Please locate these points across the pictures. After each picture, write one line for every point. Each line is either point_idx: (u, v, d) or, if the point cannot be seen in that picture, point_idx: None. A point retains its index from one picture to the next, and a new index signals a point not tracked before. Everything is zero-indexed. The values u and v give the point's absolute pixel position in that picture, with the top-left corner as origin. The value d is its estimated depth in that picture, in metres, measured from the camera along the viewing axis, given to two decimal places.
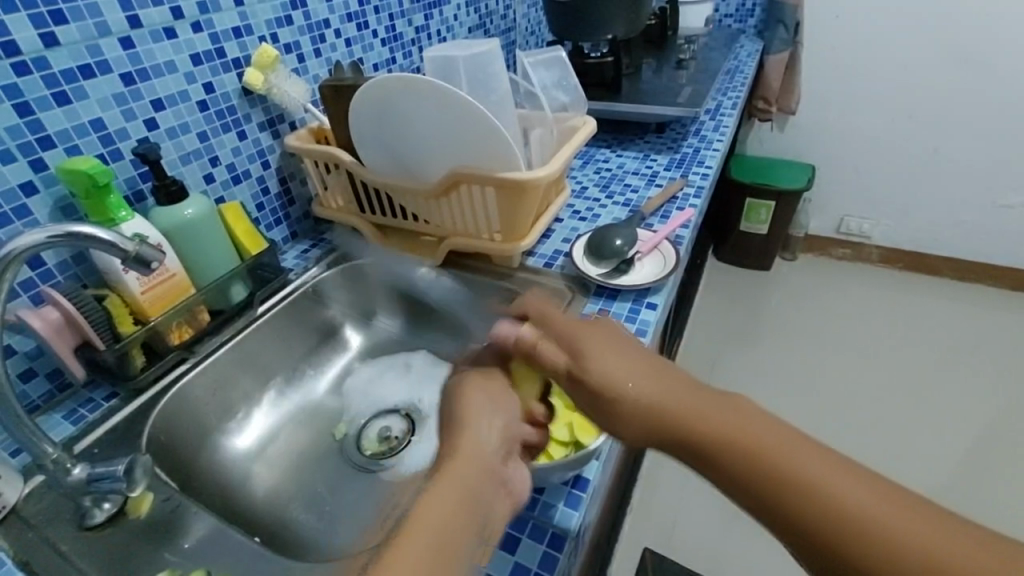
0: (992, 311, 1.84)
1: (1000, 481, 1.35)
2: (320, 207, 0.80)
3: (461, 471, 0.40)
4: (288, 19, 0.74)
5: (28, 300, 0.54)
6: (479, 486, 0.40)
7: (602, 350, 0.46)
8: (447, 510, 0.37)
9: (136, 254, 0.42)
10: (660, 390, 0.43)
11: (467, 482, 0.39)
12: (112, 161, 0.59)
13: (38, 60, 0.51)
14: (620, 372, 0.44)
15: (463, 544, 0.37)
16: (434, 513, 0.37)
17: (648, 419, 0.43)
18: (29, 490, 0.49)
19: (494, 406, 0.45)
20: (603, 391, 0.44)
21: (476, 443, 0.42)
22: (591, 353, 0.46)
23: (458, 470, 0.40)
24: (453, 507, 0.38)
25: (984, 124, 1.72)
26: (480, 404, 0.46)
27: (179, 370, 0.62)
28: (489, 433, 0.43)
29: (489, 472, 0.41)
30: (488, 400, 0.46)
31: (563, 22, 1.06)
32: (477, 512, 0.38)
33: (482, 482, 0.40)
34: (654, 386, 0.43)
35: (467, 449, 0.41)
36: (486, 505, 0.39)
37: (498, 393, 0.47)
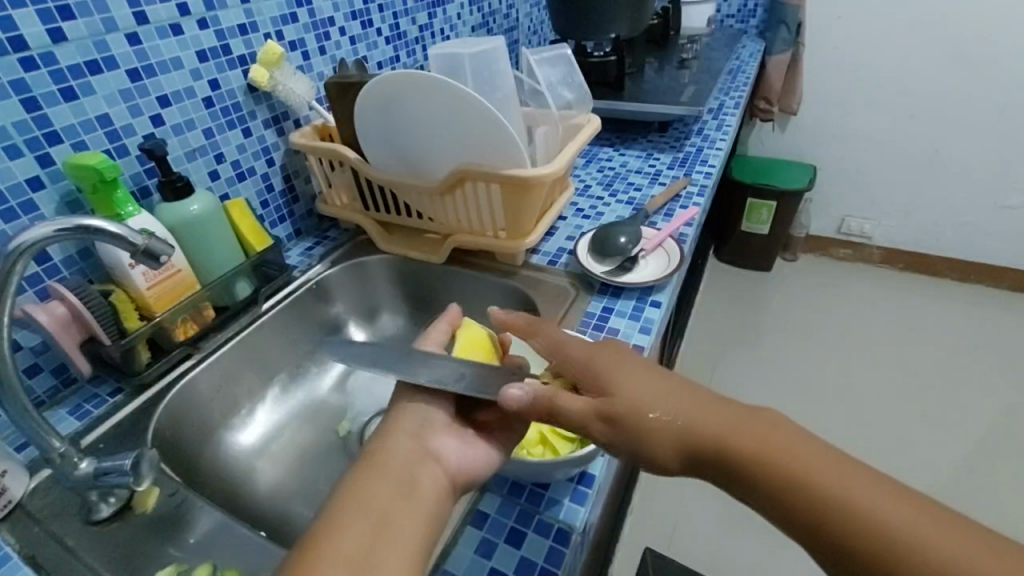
0: (993, 311, 1.84)
1: (1001, 481, 1.35)
2: (324, 204, 0.80)
3: (382, 461, 0.39)
4: (293, 16, 0.74)
5: (34, 295, 0.54)
6: (404, 472, 0.39)
7: (625, 375, 0.43)
8: (374, 498, 0.37)
9: (146, 248, 0.42)
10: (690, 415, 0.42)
11: (390, 473, 0.39)
12: (118, 156, 0.59)
13: (45, 55, 0.51)
14: (647, 397, 0.42)
15: (398, 527, 0.36)
16: (360, 504, 0.36)
17: (673, 437, 0.41)
18: (34, 485, 0.49)
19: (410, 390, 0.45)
20: (630, 423, 0.41)
21: (394, 436, 0.42)
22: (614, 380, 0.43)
23: (378, 463, 0.39)
24: (382, 495, 0.37)
25: (985, 125, 1.72)
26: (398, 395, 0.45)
27: (184, 366, 0.62)
28: (410, 419, 0.43)
29: (411, 455, 0.40)
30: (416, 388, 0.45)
31: (567, 21, 1.07)
32: (406, 492, 0.38)
33: (406, 467, 0.40)
34: (684, 409, 0.42)
35: (385, 444, 0.41)
36: (418, 484, 0.39)
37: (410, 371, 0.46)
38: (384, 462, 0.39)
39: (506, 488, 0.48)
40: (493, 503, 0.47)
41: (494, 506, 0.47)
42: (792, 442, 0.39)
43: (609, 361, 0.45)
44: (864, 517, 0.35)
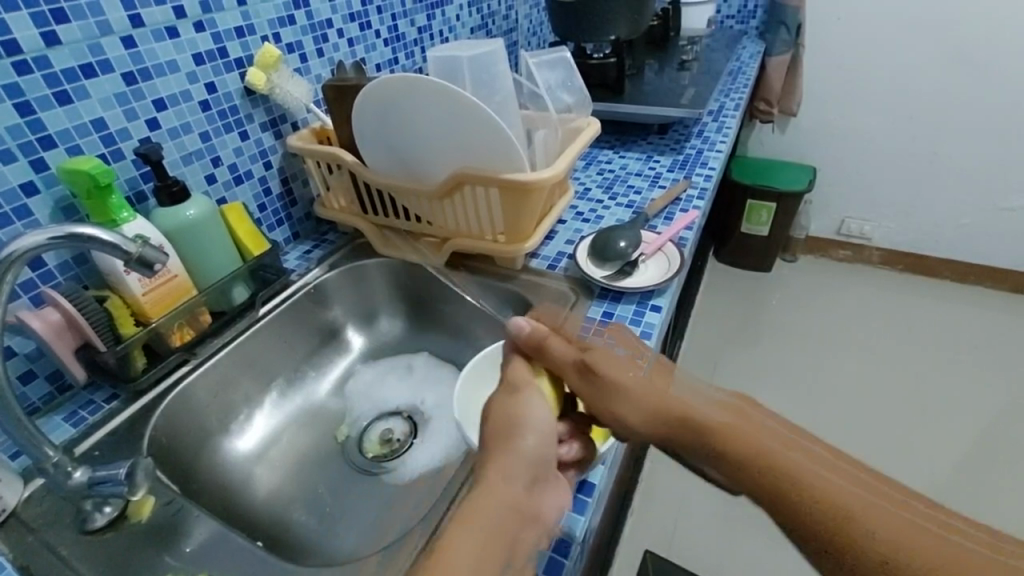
0: (992, 312, 1.84)
1: (1001, 483, 1.34)
2: (322, 207, 0.80)
3: (496, 515, 0.38)
4: (290, 18, 0.74)
5: (28, 302, 0.54)
6: (511, 528, 0.38)
7: (611, 365, 0.51)
8: (484, 558, 0.36)
9: (140, 256, 0.42)
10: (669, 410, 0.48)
11: (500, 530, 0.37)
12: (113, 161, 0.59)
13: (39, 59, 0.51)
14: (626, 382, 0.50)
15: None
16: (475, 561, 0.35)
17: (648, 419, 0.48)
18: (28, 494, 0.49)
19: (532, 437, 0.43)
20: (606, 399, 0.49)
21: (510, 483, 0.40)
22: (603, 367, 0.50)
23: (492, 515, 0.38)
24: (491, 555, 0.36)
25: (985, 126, 1.72)
26: (514, 434, 0.43)
27: (180, 372, 0.62)
28: (525, 468, 0.41)
29: (521, 512, 0.39)
30: (527, 432, 0.43)
31: (566, 23, 1.06)
32: (510, 555, 0.37)
33: (516, 524, 0.38)
34: (660, 394, 0.49)
35: (500, 491, 0.39)
36: (517, 543, 0.38)
37: (527, 418, 0.44)
38: (490, 514, 0.38)
39: None
40: None
41: None
42: (758, 429, 0.45)
43: (601, 351, 0.52)
44: (840, 508, 0.39)
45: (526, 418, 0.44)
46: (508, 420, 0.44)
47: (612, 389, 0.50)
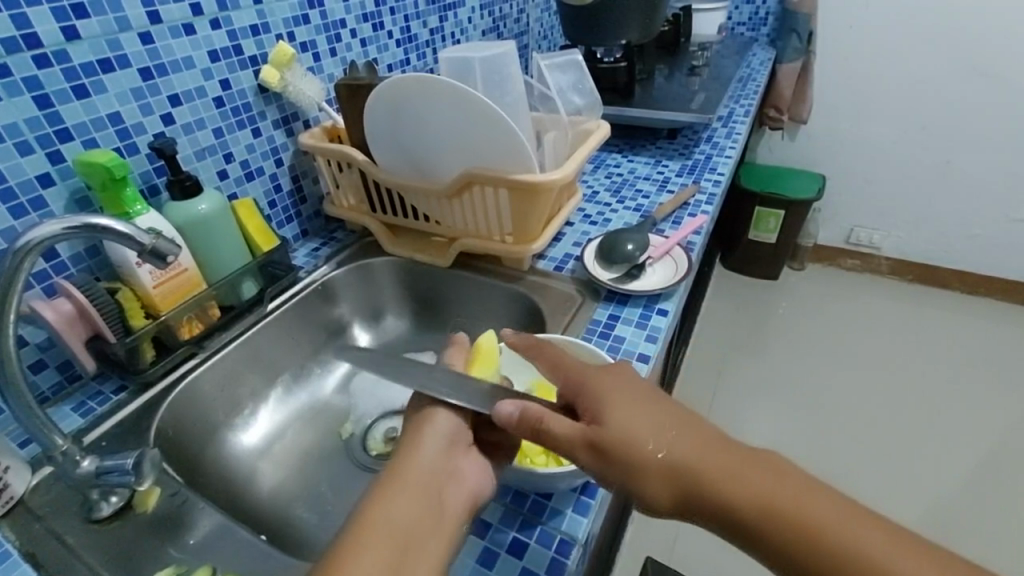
0: (1003, 325, 1.82)
1: (1009, 498, 1.33)
2: (331, 206, 0.81)
3: (408, 478, 0.39)
4: (305, 18, 0.75)
5: (41, 292, 0.54)
6: (428, 488, 0.39)
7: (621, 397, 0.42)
8: (398, 511, 0.37)
9: (153, 247, 0.42)
10: (673, 432, 0.40)
11: (416, 491, 0.39)
12: (128, 154, 0.59)
13: (59, 53, 0.52)
14: (640, 423, 0.40)
15: (420, 546, 0.37)
16: (382, 519, 0.37)
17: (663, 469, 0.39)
18: (36, 482, 0.49)
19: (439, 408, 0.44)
20: (619, 450, 0.39)
21: (422, 449, 0.42)
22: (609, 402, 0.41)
23: (404, 478, 0.39)
24: (409, 516, 0.37)
25: (999, 137, 1.70)
26: (426, 407, 0.45)
27: (189, 365, 0.62)
28: (432, 437, 0.43)
29: (438, 471, 0.41)
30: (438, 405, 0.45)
31: (578, 27, 1.07)
32: (431, 515, 0.38)
33: (434, 484, 0.40)
34: (678, 441, 0.39)
35: (413, 457, 0.41)
36: (436, 505, 0.39)
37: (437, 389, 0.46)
38: (402, 478, 0.39)
39: (508, 496, 0.48)
40: (495, 512, 0.47)
41: (496, 515, 0.46)
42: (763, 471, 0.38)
43: (610, 385, 0.43)
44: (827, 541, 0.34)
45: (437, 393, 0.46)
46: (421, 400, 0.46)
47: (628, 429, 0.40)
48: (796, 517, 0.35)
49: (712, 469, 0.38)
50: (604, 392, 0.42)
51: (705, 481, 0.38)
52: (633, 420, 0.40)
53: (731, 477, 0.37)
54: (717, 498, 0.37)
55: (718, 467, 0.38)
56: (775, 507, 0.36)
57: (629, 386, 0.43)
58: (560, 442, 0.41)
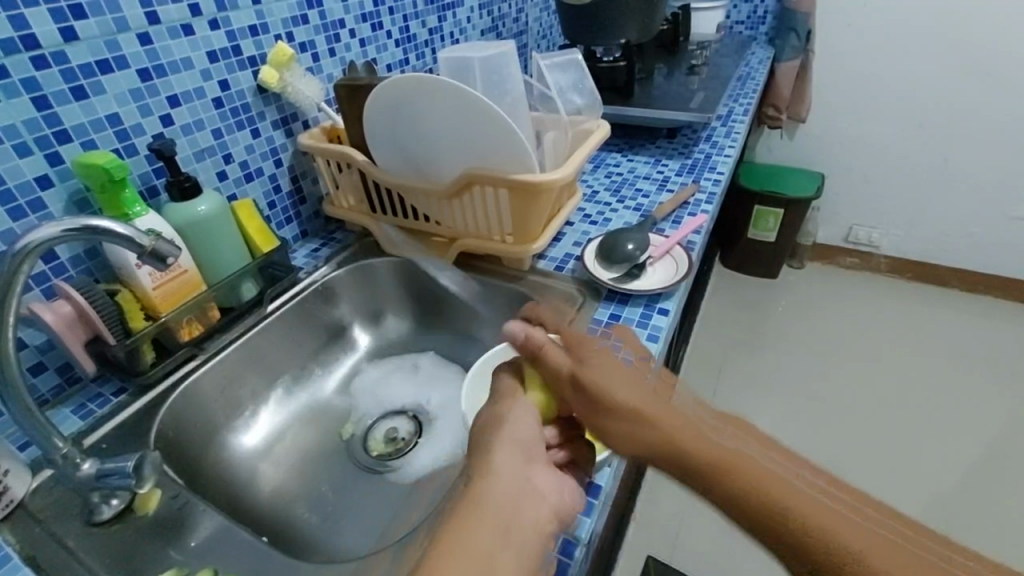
0: (1001, 323, 1.82)
1: (1008, 495, 1.33)
2: (331, 206, 0.80)
3: (488, 499, 0.36)
4: (304, 18, 0.74)
5: (40, 294, 0.54)
6: (507, 509, 0.36)
7: (601, 360, 0.47)
8: (477, 538, 0.33)
9: (153, 249, 0.42)
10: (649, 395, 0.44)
11: (496, 512, 0.35)
12: (127, 156, 0.59)
13: (57, 54, 0.51)
14: (619, 381, 0.45)
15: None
16: (463, 547, 0.33)
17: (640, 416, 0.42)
18: (36, 485, 0.49)
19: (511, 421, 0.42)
20: (597, 394, 0.44)
21: (499, 468, 0.38)
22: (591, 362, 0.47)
23: (482, 503, 0.35)
24: (487, 538, 0.34)
25: (997, 135, 1.70)
26: (498, 421, 0.42)
27: (188, 366, 0.62)
28: (507, 454, 0.39)
29: (518, 488, 0.37)
30: (508, 418, 0.42)
31: (577, 26, 1.06)
32: (511, 540, 0.35)
33: (514, 503, 0.36)
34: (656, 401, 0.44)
35: (491, 472, 0.37)
36: (514, 528, 0.35)
37: (508, 408, 0.43)
38: (482, 502, 0.35)
39: None
40: None
41: None
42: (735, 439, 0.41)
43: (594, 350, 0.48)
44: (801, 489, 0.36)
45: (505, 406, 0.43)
46: (491, 413, 0.43)
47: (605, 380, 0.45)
48: (761, 470, 0.37)
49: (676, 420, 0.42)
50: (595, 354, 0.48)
51: (669, 431, 0.41)
52: (617, 379, 0.45)
53: (695, 431, 0.41)
54: (689, 442, 0.40)
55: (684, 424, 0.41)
56: (737, 458, 0.38)
57: (620, 361, 0.48)
58: (551, 377, 0.47)
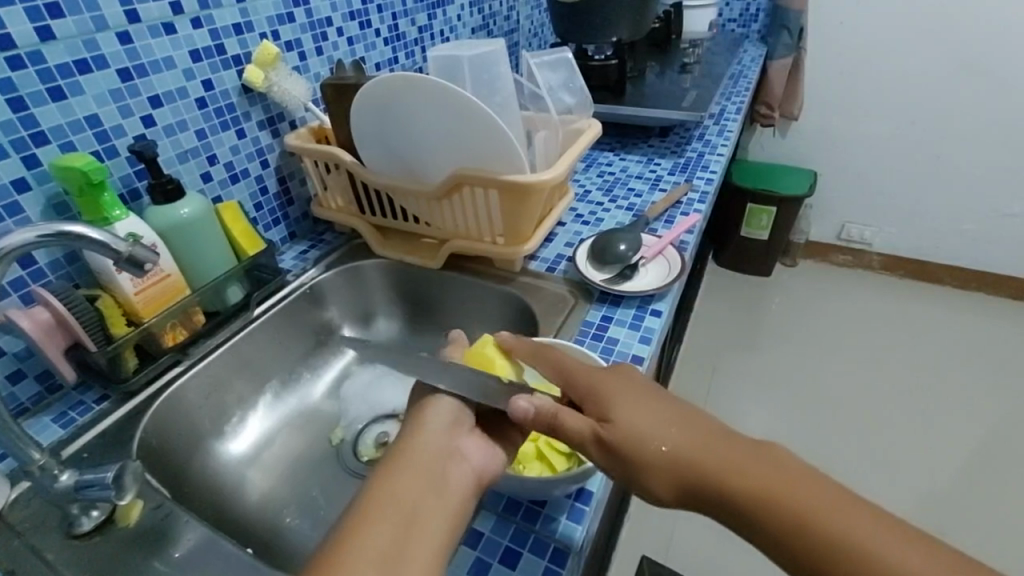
0: (993, 320, 1.83)
1: (1000, 491, 1.34)
2: (319, 207, 0.79)
3: (408, 458, 0.39)
4: (290, 16, 0.73)
5: (18, 300, 0.53)
6: (429, 469, 0.39)
7: (626, 404, 0.42)
8: (398, 485, 0.37)
9: (130, 255, 0.41)
10: (676, 422, 0.41)
11: (417, 472, 0.38)
12: (107, 158, 0.58)
13: (33, 54, 0.50)
14: (648, 431, 0.41)
15: (421, 520, 0.36)
16: (382, 494, 0.36)
17: (670, 472, 0.39)
18: (15, 496, 0.48)
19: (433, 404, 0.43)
20: (628, 450, 0.40)
21: (425, 428, 0.42)
22: (614, 409, 0.42)
23: (408, 455, 0.39)
24: (409, 492, 0.37)
25: (988, 132, 1.71)
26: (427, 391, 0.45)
27: (172, 373, 0.61)
28: (432, 416, 0.43)
29: (439, 450, 0.40)
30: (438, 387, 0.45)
31: (568, 24, 1.05)
32: (433, 489, 0.38)
33: (432, 459, 0.39)
34: (684, 440, 0.40)
35: (412, 438, 0.41)
36: (437, 480, 0.38)
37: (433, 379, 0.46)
38: (405, 456, 0.39)
39: (501, 504, 0.47)
40: (487, 521, 0.46)
41: (488, 524, 0.45)
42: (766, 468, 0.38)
43: (613, 386, 0.44)
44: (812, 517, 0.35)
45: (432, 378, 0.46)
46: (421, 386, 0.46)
47: (638, 436, 0.40)
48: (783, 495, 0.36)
49: (704, 452, 0.39)
50: (611, 393, 0.43)
51: (703, 468, 0.38)
52: (643, 422, 0.41)
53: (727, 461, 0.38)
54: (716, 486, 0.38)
55: (718, 454, 0.39)
56: (766, 490, 0.36)
57: (641, 391, 0.43)
58: (573, 439, 0.42)
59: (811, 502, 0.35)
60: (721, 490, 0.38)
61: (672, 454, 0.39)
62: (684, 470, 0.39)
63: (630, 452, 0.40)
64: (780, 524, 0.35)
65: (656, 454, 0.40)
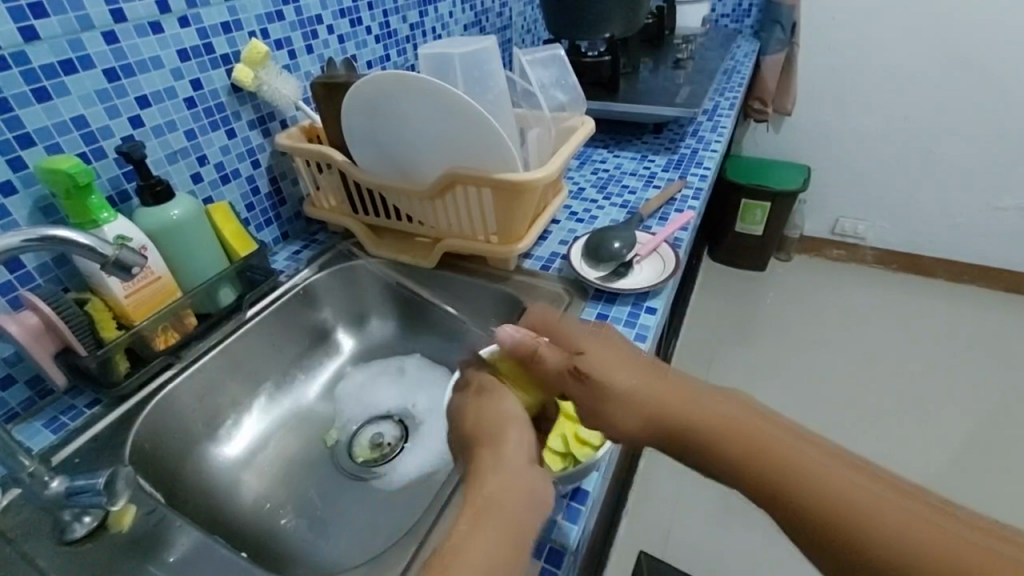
0: (986, 312, 1.84)
1: (993, 482, 1.35)
2: (312, 207, 0.79)
3: (494, 506, 0.36)
4: (279, 14, 0.72)
5: (6, 304, 0.52)
6: (529, 493, 0.38)
7: (598, 348, 0.46)
8: (486, 537, 0.34)
9: (116, 258, 0.41)
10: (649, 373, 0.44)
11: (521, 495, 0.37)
12: (95, 159, 0.57)
13: (17, 54, 0.49)
14: (617, 368, 0.45)
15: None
16: (470, 549, 0.33)
17: (640, 411, 0.42)
18: (5, 503, 0.47)
19: (511, 445, 0.41)
20: (597, 382, 0.44)
21: (507, 471, 0.39)
22: (587, 350, 0.46)
23: (493, 503, 0.36)
24: (495, 547, 0.34)
25: (979, 126, 1.72)
26: (502, 428, 0.42)
27: (164, 376, 0.60)
28: (512, 458, 0.40)
29: (540, 474, 0.39)
30: (513, 425, 0.43)
31: (561, 21, 1.05)
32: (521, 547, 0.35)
33: (517, 508, 0.37)
34: (650, 380, 0.44)
35: (494, 482, 0.38)
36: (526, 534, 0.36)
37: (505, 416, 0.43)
38: (490, 503, 0.36)
39: None
40: None
41: None
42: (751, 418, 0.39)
43: (589, 334, 0.48)
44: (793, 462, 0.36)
45: (506, 417, 0.43)
46: (491, 422, 0.43)
47: (607, 371, 0.44)
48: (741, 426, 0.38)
49: (671, 392, 0.42)
50: (587, 338, 0.47)
51: (670, 404, 0.42)
52: (612, 363, 0.45)
53: (691, 398, 0.41)
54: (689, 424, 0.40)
55: (684, 395, 0.42)
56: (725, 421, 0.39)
57: (619, 348, 0.47)
58: (547, 373, 0.47)
59: (768, 436, 0.37)
60: (687, 423, 0.40)
61: (637, 389, 0.43)
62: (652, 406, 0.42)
63: (604, 392, 0.44)
64: (755, 467, 0.36)
65: (623, 388, 0.43)
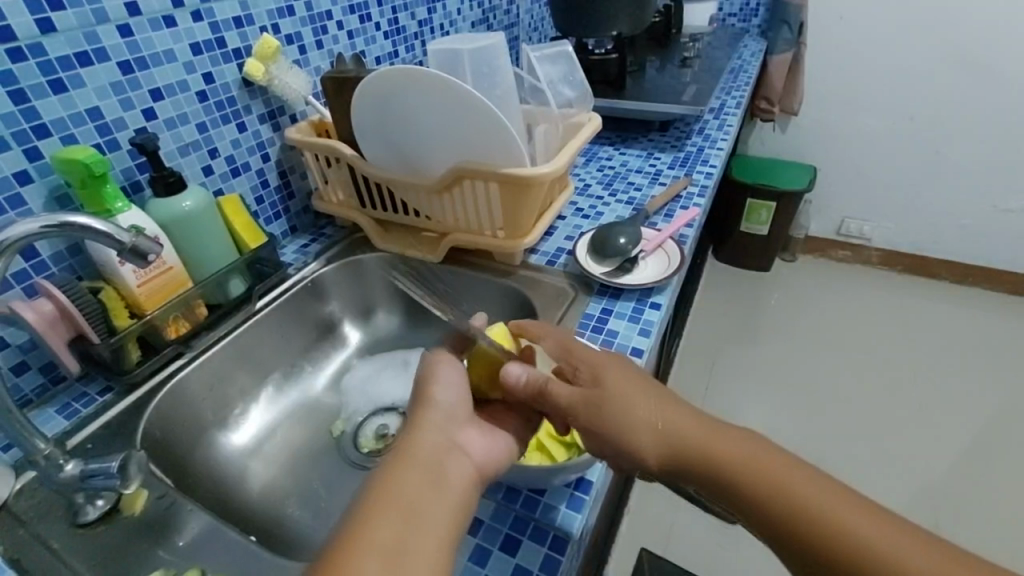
0: (991, 314, 1.83)
1: (996, 484, 1.34)
2: (320, 201, 0.79)
3: (415, 457, 0.38)
4: (289, 9, 0.73)
5: (21, 292, 0.53)
6: (437, 464, 0.38)
7: (617, 375, 0.46)
8: (404, 484, 0.36)
9: (133, 246, 0.42)
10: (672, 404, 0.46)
11: (425, 467, 0.38)
12: (109, 151, 0.58)
13: (34, 46, 0.50)
14: (636, 400, 0.45)
15: (429, 515, 0.35)
16: (391, 493, 0.35)
17: (658, 443, 0.44)
18: (21, 487, 0.48)
19: (430, 401, 0.43)
20: (618, 414, 0.44)
21: (427, 426, 0.41)
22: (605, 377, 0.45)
23: (411, 456, 0.38)
24: (414, 491, 0.36)
25: (987, 128, 1.72)
26: (426, 387, 0.44)
27: (174, 365, 0.61)
28: (435, 415, 0.42)
29: (446, 449, 0.40)
30: (437, 382, 0.44)
31: (568, 18, 1.05)
32: (440, 488, 0.37)
33: (437, 459, 0.39)
34: (665, 415, 0.45)
35: (413, 437, 0.40)
36: (444, 480, 0.38)
37: (433, 373, 0.45)
38: (410, 456, 0.38)
39: (502, 494, 0.47)
40: (489, 510, 0.46)
41: (490, 513, 0.46)
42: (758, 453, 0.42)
43: (601, 357, 0.48)
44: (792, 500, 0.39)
45: (431, 372, 0.45)
46: (417, 381, 0.45)
47: (626, 400, 0.44)
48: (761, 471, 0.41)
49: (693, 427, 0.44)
50: (601, 360, 0.47)
51: (688, 439, 0.43)
52: (632, 395, 0.45)
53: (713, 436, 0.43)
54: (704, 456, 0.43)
55: (700, 434, 0.44)
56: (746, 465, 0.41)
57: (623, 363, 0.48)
58: (564, 405, 0.45)
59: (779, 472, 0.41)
60: (700, 457, 0.43)
61: (656, 424, 0.44)
62: (671, 438, 0.44)
63: (626, 425, 0.43)
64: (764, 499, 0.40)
65: (643, 422, 0.44)
